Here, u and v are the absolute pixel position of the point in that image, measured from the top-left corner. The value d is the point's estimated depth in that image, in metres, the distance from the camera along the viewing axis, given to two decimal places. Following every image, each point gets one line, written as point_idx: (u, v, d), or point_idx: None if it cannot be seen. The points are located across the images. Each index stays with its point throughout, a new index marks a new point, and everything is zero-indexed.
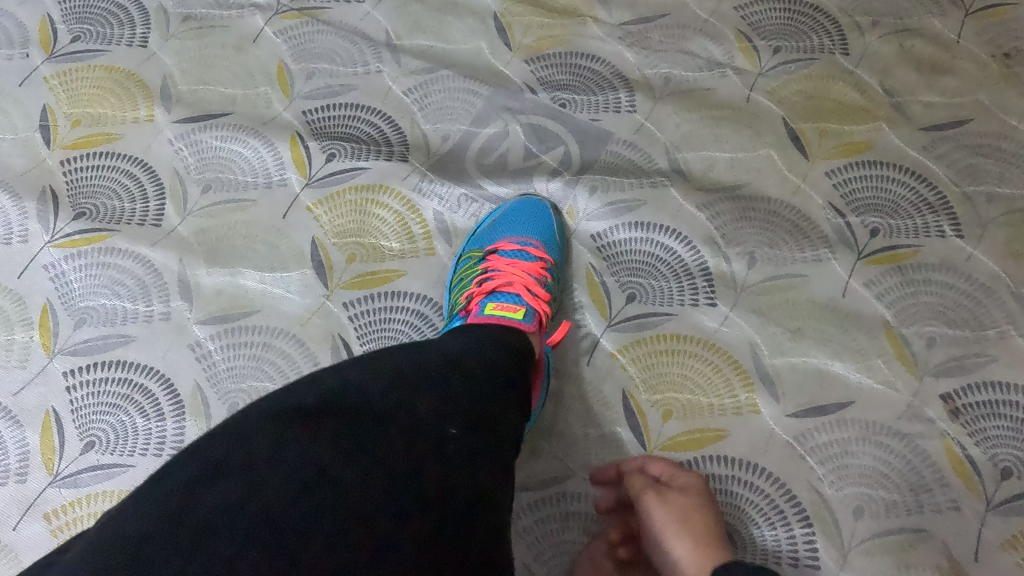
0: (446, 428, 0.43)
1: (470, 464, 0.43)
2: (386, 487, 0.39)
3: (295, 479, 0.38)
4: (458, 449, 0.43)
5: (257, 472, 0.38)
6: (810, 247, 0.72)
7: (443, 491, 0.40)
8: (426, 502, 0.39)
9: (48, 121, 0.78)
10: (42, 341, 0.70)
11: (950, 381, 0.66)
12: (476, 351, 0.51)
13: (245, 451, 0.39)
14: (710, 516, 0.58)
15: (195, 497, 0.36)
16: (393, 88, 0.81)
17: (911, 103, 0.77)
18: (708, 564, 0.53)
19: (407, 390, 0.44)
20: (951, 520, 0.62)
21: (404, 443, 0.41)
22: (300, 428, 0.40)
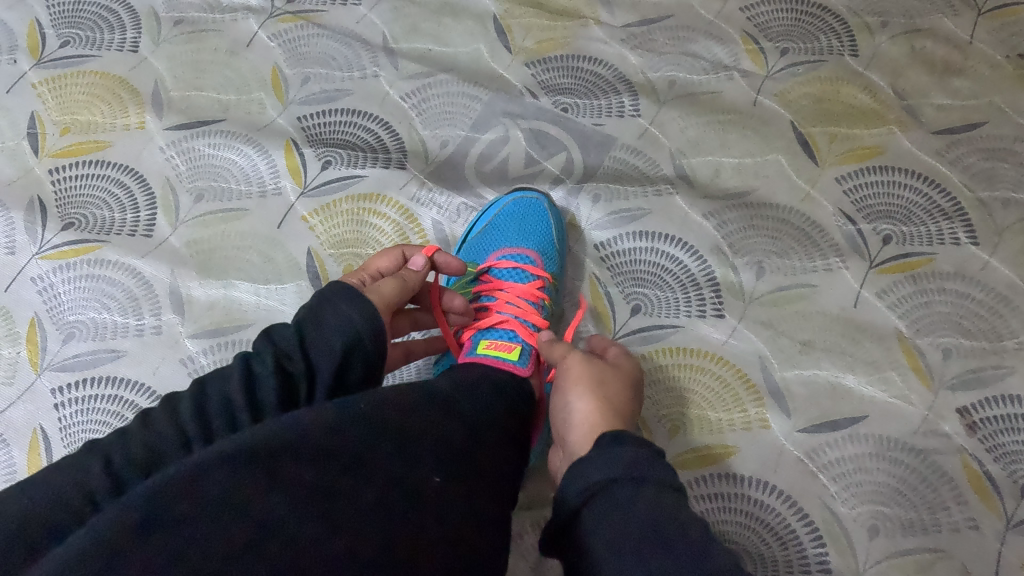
0: (429, 475, 0.39)
1: (452, 515, 0.38)
2: (358, 533, 0.34)
3: (255, 523, 0.33)
4: (440, 499, 0.38)
5: (210, 513, 0.32)
6: (820, 255, 0.70)
7: (422, 538, 0.36)
8: (403, 553, 0.35)
9: (36, 129, 0.76)
10: (29, 357, 0.68)
11: (967, 395, 0.64)
12: (465, 385, 0.48)
13: (198, 488, 0.33)
14: (623, 388, 0.54)
15: (135, 538, 0.30)
16: (391, 92, 0.79)
17: (923, 106, 0.75)
18: (596, 421, 0.50)
19: (387, 430, 0.40)
20: (970, 539, 0.60)
21: (382, 486, 0.37)
22: (261, 473, 0.35)
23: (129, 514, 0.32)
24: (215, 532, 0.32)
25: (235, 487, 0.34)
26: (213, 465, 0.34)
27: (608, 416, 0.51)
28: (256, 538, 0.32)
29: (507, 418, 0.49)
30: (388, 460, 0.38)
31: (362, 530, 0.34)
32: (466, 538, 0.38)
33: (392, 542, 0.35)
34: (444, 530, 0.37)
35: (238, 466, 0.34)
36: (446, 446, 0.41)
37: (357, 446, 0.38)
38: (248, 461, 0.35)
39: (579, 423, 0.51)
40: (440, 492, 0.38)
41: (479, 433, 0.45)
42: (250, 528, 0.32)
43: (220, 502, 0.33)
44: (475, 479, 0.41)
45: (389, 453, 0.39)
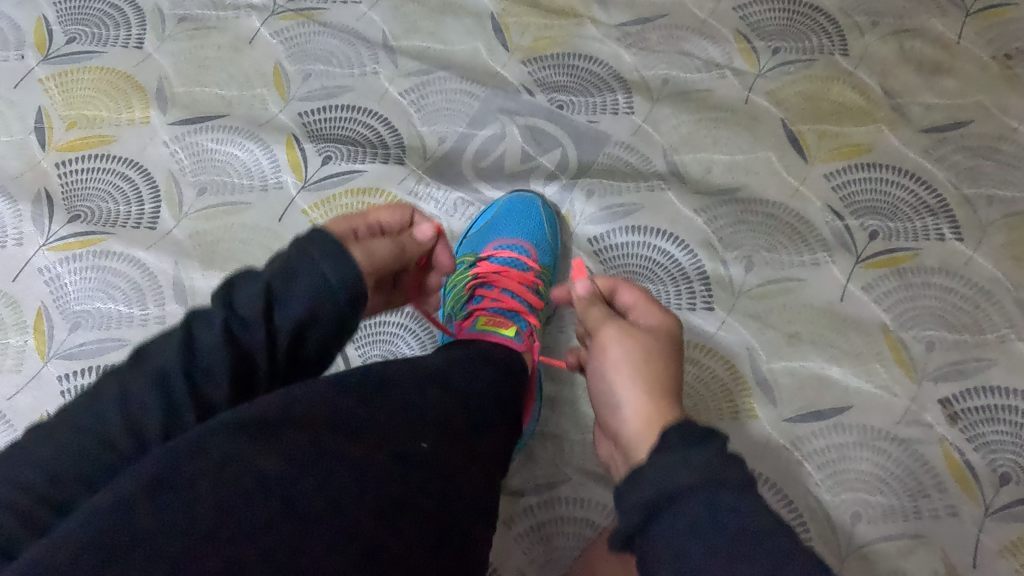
0: (419, 441, 0.41)
1: (440, 476, 0.40)
2: (348, 494, 0.36)
3: (255, 480, 0.34)
4: (430, 462, 0.40)
5: (209, 475, 0.34)
6: (808, 250, 0.72)
7: (411, 501, 0.38)
8: (392, 511, 0.36)
9: (43, 123, 0.78)
10: (36, 346, 0.69)
11: (949, 386, 0.65)
12: (456, 363, 0.50)
13: (198, 457, 0.34)
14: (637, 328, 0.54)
15: (135, 502, 0.32)
16: (390, 89, 0.80)
17: (910, 105, 0.77)
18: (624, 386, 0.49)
19: (378, 398, 0.42)
20: (949, 525, 0.61)
21: (374, 448, 0.38)
22: (261, 436, 0.36)
23: (134, 479, 0.33)
24: (215, 491, 0.33)
25: (233, 450, 0.35)
26: (212, 431, 0.36)
27: (663, 411, 0.46)
28: (252, 497, 0.34)
29: (499, 395, 0.50)
30: (378, 428, 0.40)
31: (354, 490, 0.36)
32: (453, 502, 0.40)
33: (382, 503, 0.36)
34: (430, 494, 0.39)
35: (236, 432, 0.36)
36: (435, 418, 0.43)
37: (348, 415, 0.40)
38: (244, 427, 0.36)
39: (635, 419, 0.47)
40: (428, 459, 0.40)
41: (468, 404, 0.46)
42: (247, 489, 0.34)
43: (219, 465, 0.34)
44: (461, 447, 0.43)
45: (378, 422, 0.40)
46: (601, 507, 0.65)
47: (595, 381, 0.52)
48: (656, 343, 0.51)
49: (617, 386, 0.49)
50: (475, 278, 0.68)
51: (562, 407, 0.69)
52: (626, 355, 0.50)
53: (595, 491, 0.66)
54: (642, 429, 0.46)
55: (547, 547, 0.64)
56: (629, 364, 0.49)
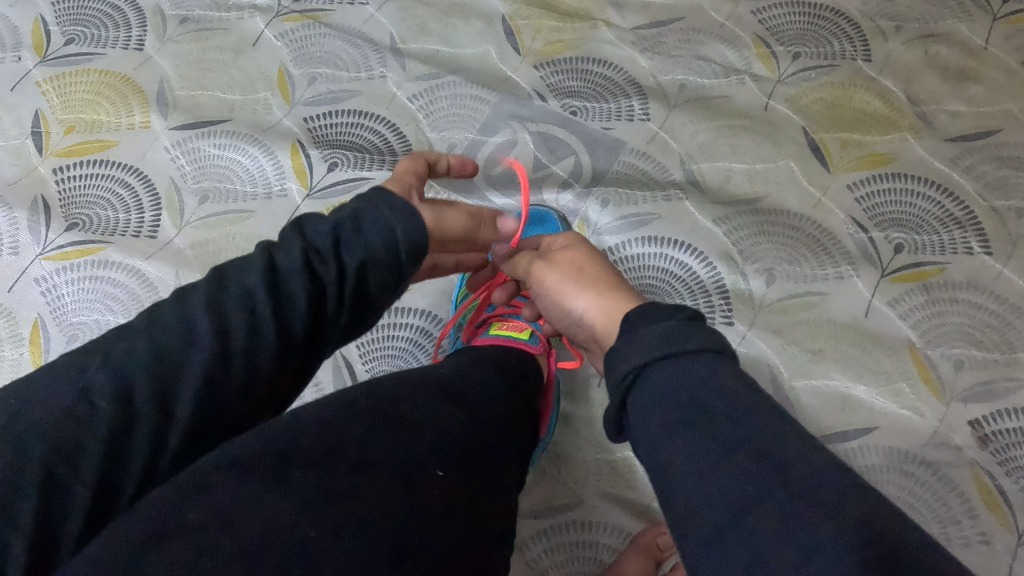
0: (433, 469, 0.38)
1: (458, 508, 0.37)
2: (361, 531, 0.34)
3: (259, 523, 0.32)
4: (446, 493, 0.38)
5: (217, 519, 0.32)
6: (831, 263, 0.69)
7: (429, 534, 0.35)
8: (408, 548, 0.34)
9: (40, 127, 0.75)
10: (32, 359, 0.67)
11: (979, 407, 0.63)
12: (472, 375, 0.47)
13: (200, 502, 0.33)
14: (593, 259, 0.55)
15: (135, 554, 0.30)
16: (398, 94, 0.78)
17: (936, 112, 0.74)
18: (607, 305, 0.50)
19: (390, 424, 0.39)
20: (980, 553, 0.59)
21: (385, 481, 0.36)
22: (265, 475, 0.34)
23: (139, 530, 0.31)
24: (223, 535, 0.31)
25: (240, 492, 0.33)
26: (218, 470, 0.34)
27: (622, 292, 0.50)
28: (262, 538, 0.32)
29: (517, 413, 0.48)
30: (392, 455, 0.38)
31: (367, 527, 0.34)
32: (474, 533, 0.37)
33: (398, 539, 0.34)
34: (449, 525, 0.36)
35: (242, 471, 0.34)
36: (452, 439, 0.40)
37: (359, 443, 0.38)
38: (250, 465, 0.35)
39: (601, 308, 0.50)
40: (444, 487, 0.38)
41: (485, 423, 0.44)
42: (254, 530, 0.32)
43: (226, 508, 0.33)
44: (480, 473, 0.40)
45: (392, 448, 0.38)
46: (617, 531, 0.63)
47: (554, 295, 0.53)
48: (600, 253, 0.57)
49: (576, 288, 0.52)
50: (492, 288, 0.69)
51: (576, 425, 0.67)
52: (586, 268, 0.53)
53: (611, 513, 0.63)
54: (609, 319, 0.49)
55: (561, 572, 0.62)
56: (586, 278, 0.52)
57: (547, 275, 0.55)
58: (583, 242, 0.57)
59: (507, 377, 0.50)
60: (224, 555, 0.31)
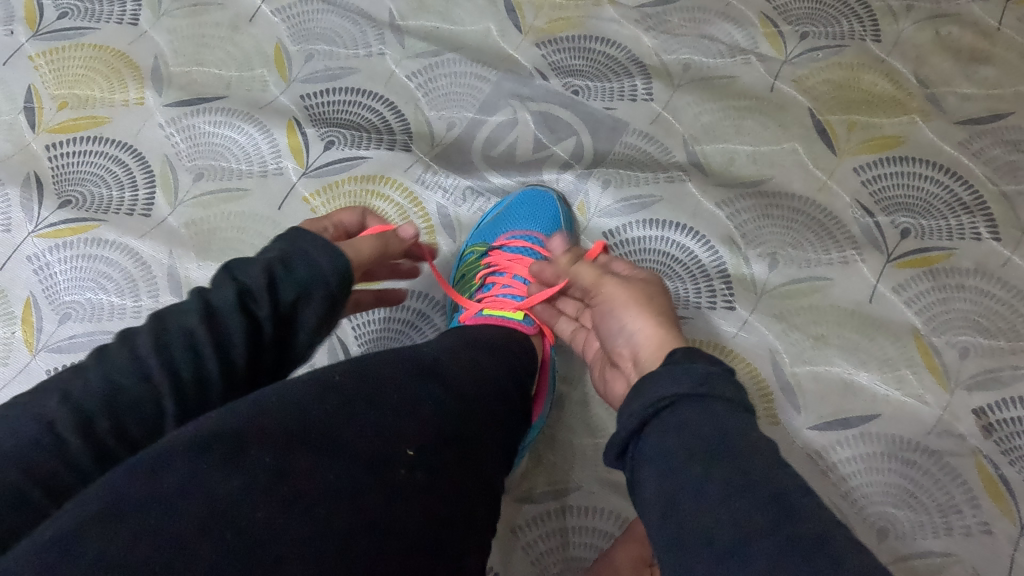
0: (402, 450, 0.37)
1: (426, 493, 0.36)
2: (318, 517, 0.32)
3: (209, 501, 0.31)
4: (414, 476, 0.36)
5: (170, 500, 0.30)
6: (836, 248, 0.68)
7: (392, 520, 0.34)
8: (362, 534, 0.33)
9: (33, 103, 0.74)
10: (24, 338, 0.66)
11: (984, 396, 0.62)
12: (454, 355, 0.46)
13: (153, 480, 0.31)
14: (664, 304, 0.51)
15: None
16: (397, 71, 0.76)
17: (946, 95, 0.72)
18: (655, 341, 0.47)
19: (362, 404, 0.38)
20: (981, 543, 0.58)
21: (349, 464, 0.35)
22: (225, 451, 0.33)
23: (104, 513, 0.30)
24: (172, 518, 0.30)
25: (195, 475, 0.32)
26: (180, 448, 0.33)
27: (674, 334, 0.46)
28: (212, 522, 0.30)
29: (509, 391, 0.46)
30: (360, 436, 0.36)
31: (324, 513, 0.32)
32: (441, 517, 0.36)
33: (356, 525, 0.33)
34: (414, 511, 0.35)
35: (199, 449, 0.33)
36: (425, 419, 0.39)
37: (326, 423, 0.36)
38: (207, 444, 0.33)
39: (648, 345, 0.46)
40: (413, 470, 0.36)
41: (467, 400, 0.42)
42: (204, 513, 0.30)
43: (180, 488, 0.31)
44: (454, 452, 0.39)
45: (360, 430, 0.37)
46: (613, 516, 0.62)
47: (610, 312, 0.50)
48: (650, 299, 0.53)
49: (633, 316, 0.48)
50: (489, 267, 0.67)
51: (572, 408, 0.66)
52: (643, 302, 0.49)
53: (608, 499, 0.63)
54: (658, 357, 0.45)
55: (556, 556, 0.61)
56: (643, 311, 0.48)
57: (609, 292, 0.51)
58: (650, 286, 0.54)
59: (492, 356, 0.49)
60: (173, 541, 0.29)
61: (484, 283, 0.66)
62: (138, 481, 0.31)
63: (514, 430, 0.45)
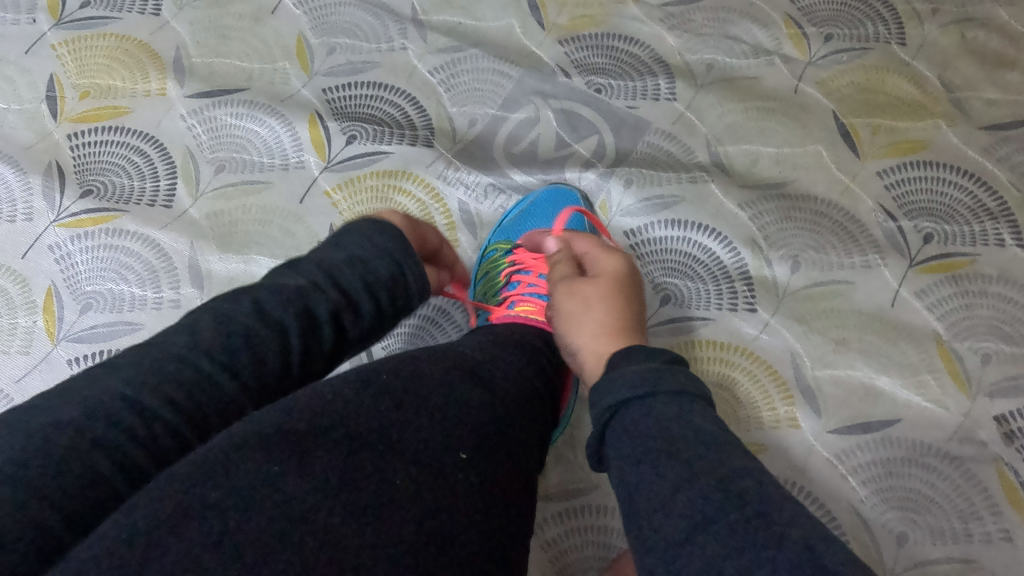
0: (455, 451, 0.38)
1: (482, 491, 0.37)
2: (383, 520, 0.33)
3: (278, 507, 0.32)
4: (469, 476, 0.37)
5: (237, 506, 0.31)
6: (858, 251, 0.68)
7: (454, 519, 0.35)
8: (430, 534, 0.34)
9: (55, 92, 0.74)
10: (46, 327, 0.66)
11: (1005, 403, 0.62)
12: (494, 354, 0.47)
13: (215, 482, 0.32)
14: (616, 297, 0.52)
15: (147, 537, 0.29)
16: (419, 66, 0.76)
17: (971, 100, 0.72)
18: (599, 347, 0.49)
19: (411, 404, 0.39)
20: (1002, 550, 0.58)
21: (406, 465, 0.36)
22: (284, 454, 0.34)
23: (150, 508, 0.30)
24: (244, 525, 0.31)
25: (260, 480, 0.32)
26: (234, 447, 0.33)
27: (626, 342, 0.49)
28: (283, 528, 0.31)
29: (540, 391, 0.47)
30: (412, 438, 0.37)
31: (389, 516, 0.33)
32: (498, 515, 0.37)
33: (421, 526, 0.34)
34: (474, 510, 0.36)
35: (261, 453, 0.34)
36: (472, 420, 0.40)
37: (377, 424, 0.37)
38: (266, 448, 0.34)
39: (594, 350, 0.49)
40: (467, 471, 0.37)
41: (508, 400, 0.43)
42: (277, 519, 0.31)
43: (243, 493, 0.32)
44: (504, 452, 0.40)
45: (411, 431, 0.37)
46: None
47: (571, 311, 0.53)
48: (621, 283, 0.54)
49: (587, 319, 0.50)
50: (512, 265, 0.66)
51: (592, 408, 0.66)
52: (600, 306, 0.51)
53: None
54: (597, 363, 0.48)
55: (575, 554, 0.61)
56: (598, 317, 0.51)
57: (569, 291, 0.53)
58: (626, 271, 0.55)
59: (530, 355, 0.49)
60: (248, 547, 0.30)
61: (509, 280, 0.65)
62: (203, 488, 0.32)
63: (548, 430, 0.46)
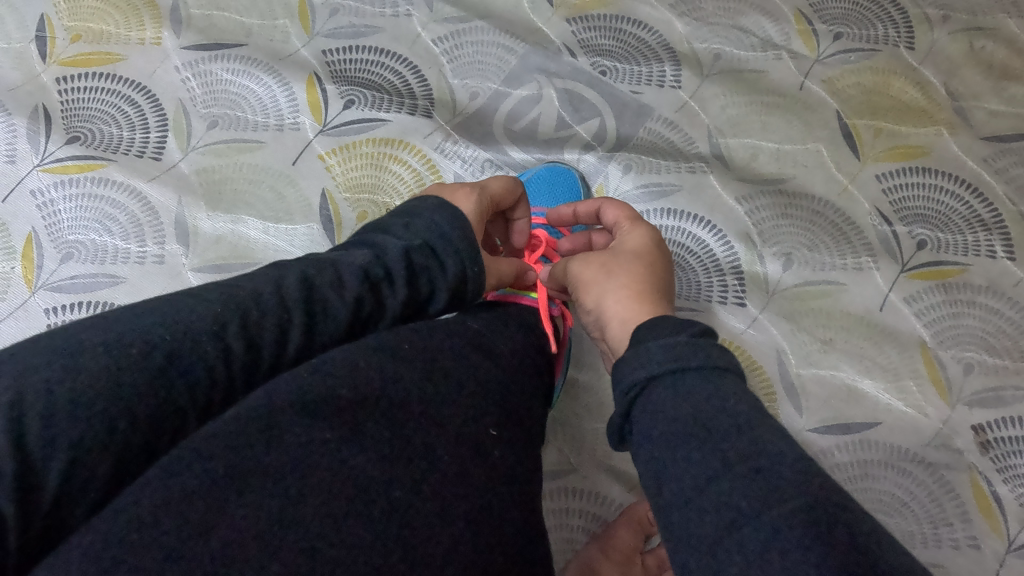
0: (486, 429, 0.38)
1: (510, 470, 0.38)
2: (444, 499, 0.34)
3: (334, 474, 0.33)
4: (501, 455, 0.38)
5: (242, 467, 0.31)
6: (851, 254, 0.68)
7: (494, 495, 0.36)
8: (477, 511, 0.35)
9: (45, 32, 0.71)
10: (23, 274, 0.65)
11: (984, 413, 0.62)
12: (502, 330, 0.46)
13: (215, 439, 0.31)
14: (646, 268, 0.50)
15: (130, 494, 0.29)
16: (422, 35, 0.74)
17: (974, 109, 0.71)
18: (631, 315, 0.47)
19: (403, 372, 0.38)
20: (968, 557, 0.59)
21: (449, 438, 0.37)
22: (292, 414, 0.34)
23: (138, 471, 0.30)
24: (291, 496, 0.31)
25: (308, 447, 0.33)
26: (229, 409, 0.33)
27: (651, 309, 0.47)
28: (347, 496, 0.32)
29: (540, 367, 0.47)
30: (437, 414, 0.37)
31: (441, 495, 0.34)
32: (527, 493, 0.38)
33: (476, 507, 0.35)
34: (510, 492, 0.37)
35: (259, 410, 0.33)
36: (498, 399, 0.41)
37: (414, 397, 0.38)
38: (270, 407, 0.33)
39: (619, 314, 0.47)
40: (500, 447, 0.38)
41: (513, 375, 0.43)
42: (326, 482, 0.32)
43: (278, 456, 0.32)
44: (522, 432, 0.41)
45: (444, 404, 0.38)
46: (607, 501, 0.62)
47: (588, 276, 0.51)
48: (662, 257, 0.52)
49: (610, 283, 0.49)
50: None
51: (576, 391, 0.66)
52: (628, 268, 0.50)
53: (604, 484, 0.63)
54: (622, 328, 0.47)
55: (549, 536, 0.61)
56: (620, 280, 0.49)
57: (582, 262, 0.52)
58: (649, 242, 0.53)
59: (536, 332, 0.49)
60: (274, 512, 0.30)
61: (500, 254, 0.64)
62: (200, 456, 0.31)
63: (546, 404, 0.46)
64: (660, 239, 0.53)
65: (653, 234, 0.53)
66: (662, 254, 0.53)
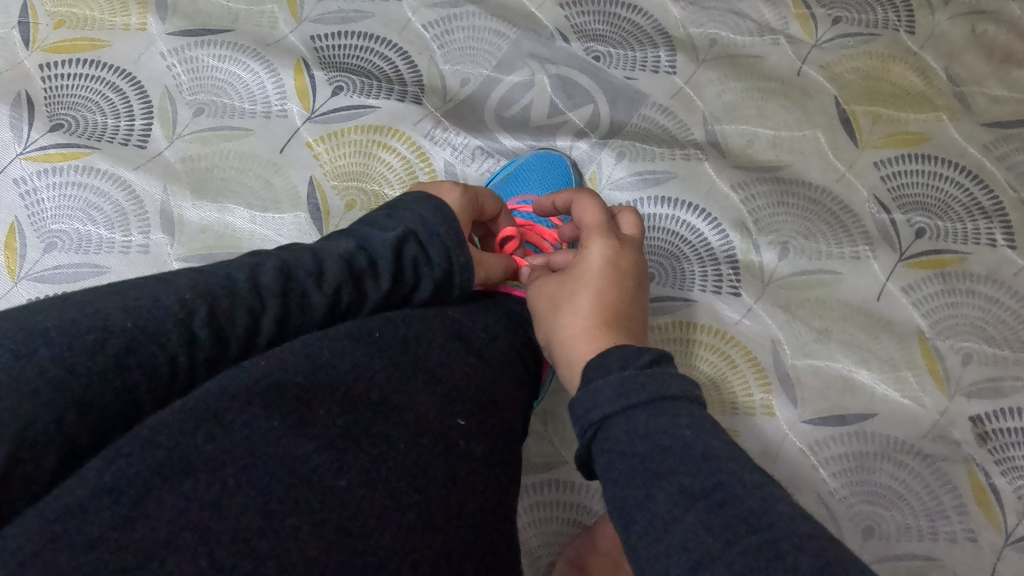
0: (453, 419, 0.38)
1: (479, 462, 0.37)
2: (399, 490, 0.33)
3: (286, 462, 0.32)
4: (469, 446, 0.37)
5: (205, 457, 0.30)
6: (849, 242, 0.67)
7: (457, 488, 0.35)
8: (435, 503, 0.34)
9: (28, 18, 0.70)
10: (6, 264, 0.64)
11: (982, 404, 0.61)
12: (482, 319, 0.45)
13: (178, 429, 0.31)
14: (599, 292, 0.46)
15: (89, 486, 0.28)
16: (413, 20, 0.73)
17: (976, 95, 0.70)
18: (578, 354, 0.43)
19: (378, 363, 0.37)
20: (965, 550, 0.58)
21: (411, 427, 0.36)
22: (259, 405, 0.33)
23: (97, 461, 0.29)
24: (242, 482, 0.30)
25: (261, 433, 0.32)
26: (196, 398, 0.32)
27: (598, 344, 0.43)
28: (299, 486, 0.31)
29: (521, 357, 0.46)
30: (400, 403, 0.36)
31: (396, 486, 0.33)
32: (496, 485, 0.37)
33: (434, 500, 0.34)
34: (475, 485, 0.36)
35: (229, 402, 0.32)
36: (469, 389, 0.40)
37: (380, 387, 0.37)
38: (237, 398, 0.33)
39: (569, 352, 0.44)
40: (468, 438, 0.37)
41: (490, 365, 0.42)
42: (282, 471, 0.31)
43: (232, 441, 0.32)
44: (495, 423, 0.40)
45: (411, 394, 0.37)
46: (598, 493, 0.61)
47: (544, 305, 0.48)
48: (618, 273, 0.47)
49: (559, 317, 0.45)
50: None
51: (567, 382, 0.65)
52: (580, 298, 0.45)
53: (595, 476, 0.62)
54: (570, 369, 0.44)
55: (539, 529, 0.60)
56: (569, 311, 0.45)
57: (541, 292, 0.48)
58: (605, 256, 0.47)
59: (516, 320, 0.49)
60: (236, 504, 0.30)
61: None
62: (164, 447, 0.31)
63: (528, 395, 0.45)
64: (618, 248, 0.48)
65: (611, 245, 0.48)
66: (622, 266, 0.47)
